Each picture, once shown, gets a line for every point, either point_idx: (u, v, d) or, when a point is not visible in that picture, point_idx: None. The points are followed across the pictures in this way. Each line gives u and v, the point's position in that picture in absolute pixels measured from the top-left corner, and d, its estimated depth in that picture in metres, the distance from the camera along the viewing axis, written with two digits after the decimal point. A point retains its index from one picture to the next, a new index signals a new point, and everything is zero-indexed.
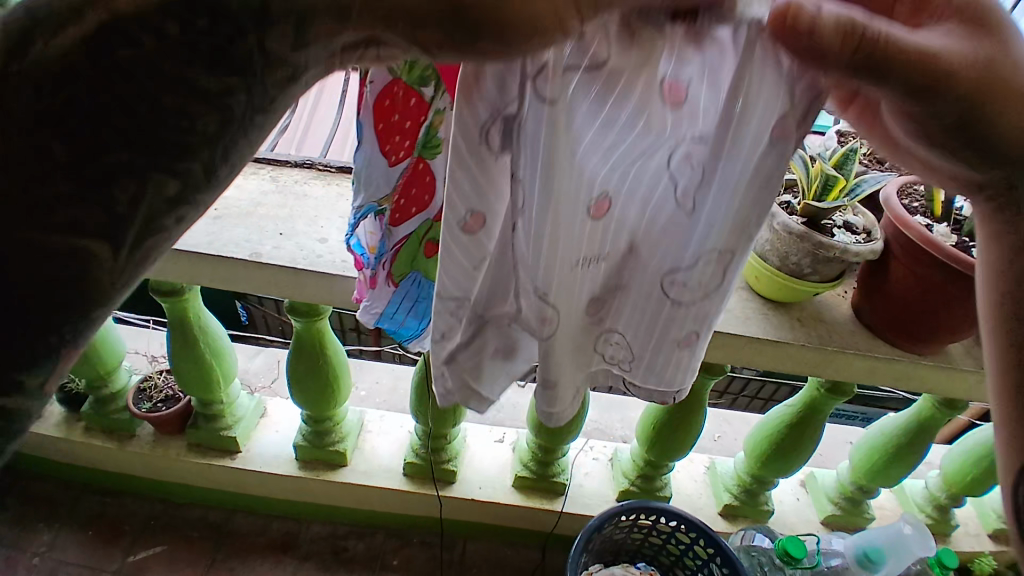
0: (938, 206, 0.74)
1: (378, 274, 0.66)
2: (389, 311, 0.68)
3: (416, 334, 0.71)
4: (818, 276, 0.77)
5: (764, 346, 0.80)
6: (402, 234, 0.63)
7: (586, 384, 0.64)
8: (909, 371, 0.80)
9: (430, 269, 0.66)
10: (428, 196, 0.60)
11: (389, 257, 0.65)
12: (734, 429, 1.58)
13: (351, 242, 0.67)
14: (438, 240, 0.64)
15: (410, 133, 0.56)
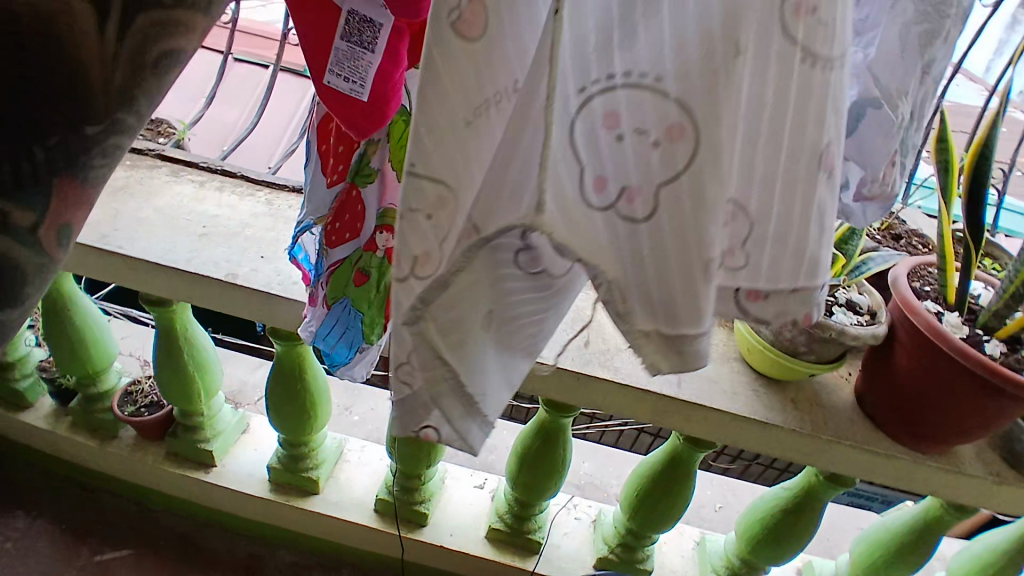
0: (951, 293, 0.67)
1: (318, 292, 0.63)
2: (321, 334, 0.63)
3: (347, 363, 0.65)
4: (813, 355, 0.71)
5: (750, 427, 0.73)
6: (338, 257, 0.59)
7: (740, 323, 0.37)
8: (909, 470, 0.73)
9: (359, 299, 0.59)
10: (360, 223, 0.57)
11: (326, 277, 0.61)
12: (738, 499, 1.48)
13: (299, 257, 0.70)
14: (367, 270, 0.58)
15: (344, 157, 0.56)
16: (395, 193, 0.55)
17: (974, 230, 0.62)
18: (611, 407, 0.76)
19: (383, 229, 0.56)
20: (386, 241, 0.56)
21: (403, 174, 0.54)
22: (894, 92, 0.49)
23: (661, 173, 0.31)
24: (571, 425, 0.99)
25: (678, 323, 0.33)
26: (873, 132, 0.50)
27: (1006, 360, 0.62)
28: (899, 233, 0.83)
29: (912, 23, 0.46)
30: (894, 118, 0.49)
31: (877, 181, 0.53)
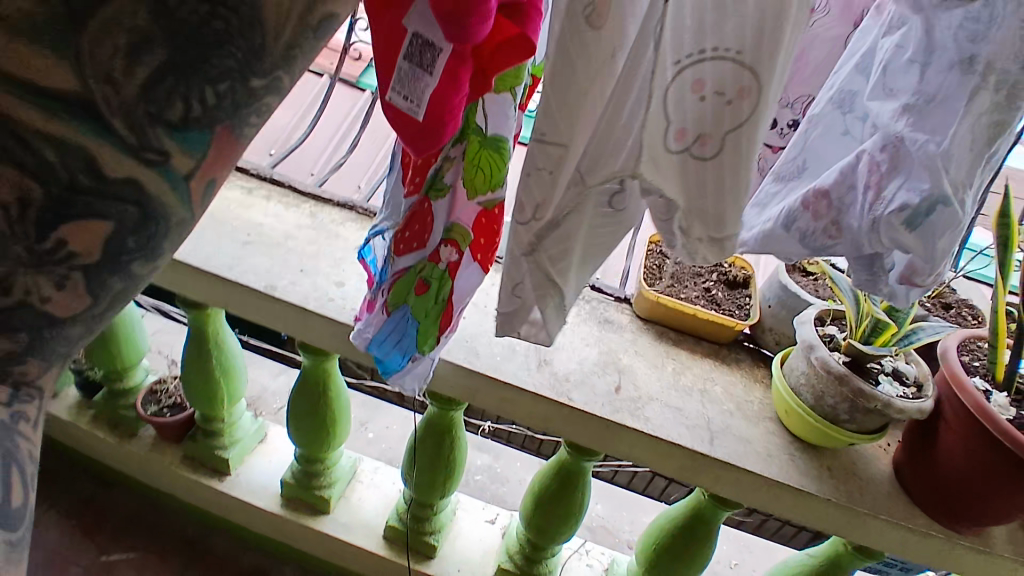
0: (1001, 369, 0.62)
1: (377, 297, 0.62)
2: (377, 338, 0.61)
3: (399, 372, 0.61)
4: (855, 426, 0.68)
5: (781, 491, 0.70)
6: (403, 265, 0.58)
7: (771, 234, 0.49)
8: (948, 553, 0.69)
9: (418, 307, 0.58)
10: (428, 234, 0.56)
11: (387, 284, 0.60)
12: (754, 557, 1.42)
13: (367, 258, 0.64)
14: (428, 280, 0.57)
15: (420, 171, 0.55)
16: (463, 210, 0.54)
17: None
18: (636, 456, 0.74)
19: (448, 244, 0.55)
20: (449, 256, 0.55)
21: (472, 193, 0.52)
22: (961, 182, 0.41)
23: (728, 122, 0.42)
24: (592, 469, 0.96)
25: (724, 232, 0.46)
26: (936, 222, 0.41)
27: None
28: (949, 302, 0.80)
29: (984, 112, 0.39)
30: (963, 214, 0.41)
31: (931, 277, 0.43)
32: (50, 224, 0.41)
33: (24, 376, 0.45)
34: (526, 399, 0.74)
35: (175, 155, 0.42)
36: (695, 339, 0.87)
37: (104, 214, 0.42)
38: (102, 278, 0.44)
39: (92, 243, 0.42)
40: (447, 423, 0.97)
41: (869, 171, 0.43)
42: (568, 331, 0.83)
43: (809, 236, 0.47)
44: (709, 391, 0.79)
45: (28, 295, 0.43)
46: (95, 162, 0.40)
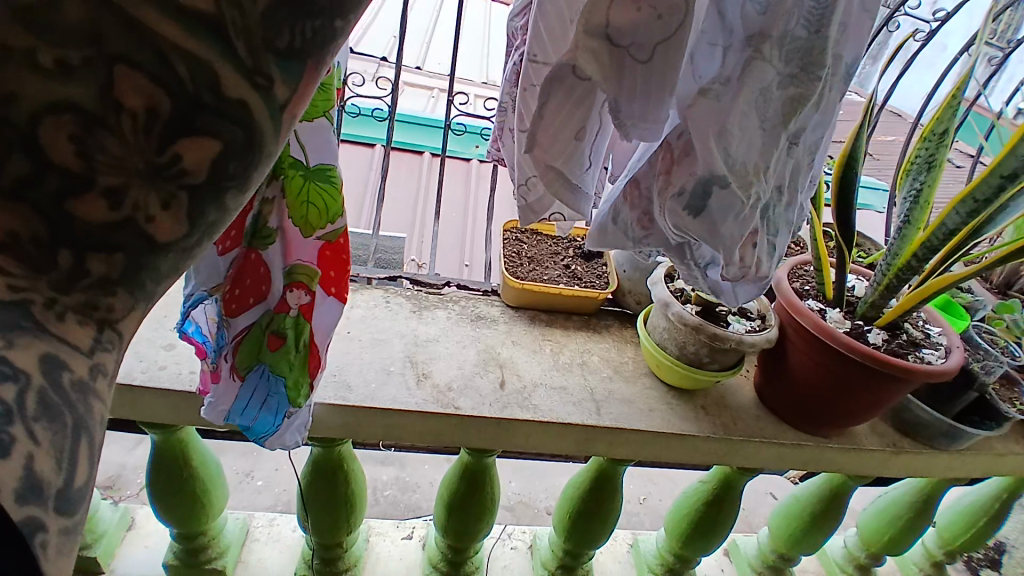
0: (829, 288, 0.71)
1: (220, 365, 0.54)
2: (237, 407, 0.54)
3: (274, 434, 0.56)
4: (717, 364, 0.72)
5: (669, 440, 0.73)
6: (242, 325, 0.51)
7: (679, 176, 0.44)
8: (817, 457, 0.76)
9: (277, 363, 0.52)
10: (266, 285, 0.50)
11: (229, 349, 0.52)
12: (659, 488, 1.52)
13: (189, 331, 0.56)
14: (282, 332, 0.51)
15: (235, 223, 0.47)
16: (303, 249, 0.48)
17: (846, 232, 0.66)
18: (531, 446, 0.73)
19: (294, 287, 0.49)
20: (299, 299, 0.50)
21: (308, 230, 0.47)
22: (752, 165, 0.42)
23: (660, 34, 0.38)
24: (495, 462, 0.95)
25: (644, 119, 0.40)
26: (724, 212, 0.43)
27: (888, 346, 0.66)
28: None
29: (775, 85, 0.39)
30: (745, 198, 0.43)
31: (732, 263, 0.46)
32: (165, 133, 0.23)
33: (110, 315, 0.25)
34: (412, 421, 0.69)
35: (284, 84, 0.23)
36: (566, 314, 0.88)
37: (225, 131, 0.23)
38: (207, 204, 0.25)
39: (208, 164, 0.24)
40: (336, 458, 0.90)
41: (662, 155, 0.46)
42: (442, 337, 0.80)
43: (630, 232, 0.52)
44: (587, 363, 0.80)
45: (130, 215, 0.24)
46: (215, 80, 0.22)
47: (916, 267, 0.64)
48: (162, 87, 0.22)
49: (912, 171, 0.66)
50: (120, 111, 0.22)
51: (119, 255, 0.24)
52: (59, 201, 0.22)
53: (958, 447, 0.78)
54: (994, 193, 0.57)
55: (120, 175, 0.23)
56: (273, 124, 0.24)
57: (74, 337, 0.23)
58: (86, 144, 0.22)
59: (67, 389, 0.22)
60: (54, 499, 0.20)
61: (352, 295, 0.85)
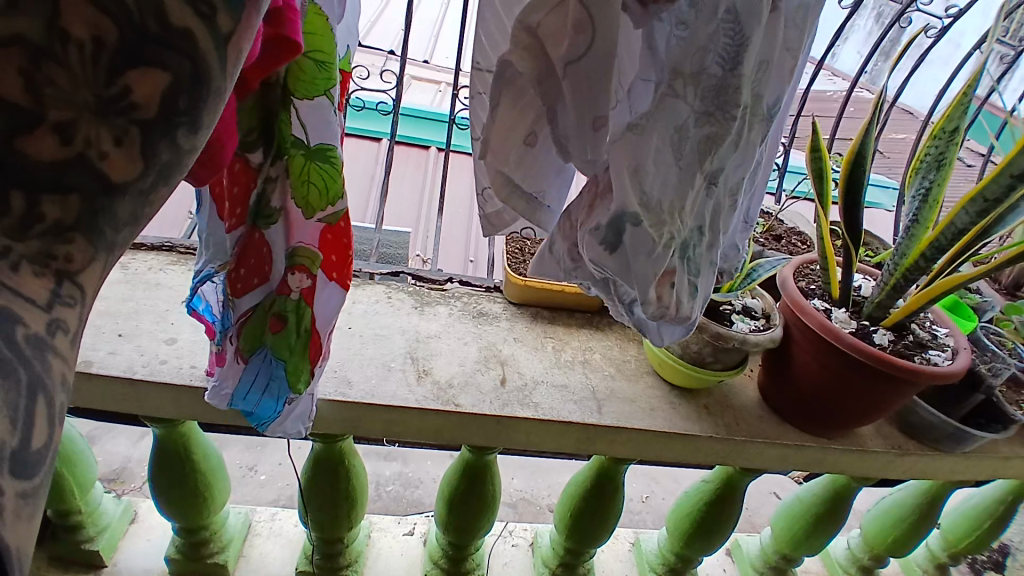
0: (835, 288, 0.70)
1: (227, 348, 0.53)
2: (240, 390, 0.54)
3: (275, 420, 0.55)
4: (720, 363, 0.72)
5: (671, 439, 0.72)
6: (246, 306, 0.51)
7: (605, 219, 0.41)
8: (820, 458, 0.75)
9: (279, 346, 0.52)
10: (268, 266, 0.49)
11: (235, 332, 0.52)
12: (662, 487, 1.51)
13: (199, 308, 0.56)
14: (283, 315, 0.50)
15: (239, 199, 0.47)
16: (304, 232, 0.48)
17: (853, 229, 0.65)
18: (531, 443, 0.72)
19: (296, 270, 0.49)
20: (300, 283, 0.49)
21: (310, 212, 0.47)
22: (671, 206, 0.39)
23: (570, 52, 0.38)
24: (497, 460, 0.95)
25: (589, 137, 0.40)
26: (641, 252, 0.40)
27: (895, 347, 0.65)
28: (779, 234, 0.93)
29: (691, 122, 0.37)
30: (661, 238, 0.40)
31: (650, 304, 0.43)
32: (112, 66, 0.27)
33: (68, 266, 0.28)
34: (411, 417, 0.69)
35: (226, 13, 0.28)
36: (568, 312, 0.88)
37: (171, 61, 0.28)
38: (159, 141, 0.29)
39: (157, 96, 0.28)
40: (337, 453, 0.90)
41: (587, 193, 0.43)
42: (443, 333, 0.80)
43: (564, 264, 0.47)
44: (589, 361, 0.80)
45: (82, 150, 0.27)
46: (160, 6, 0.27)
47: (924, 267, 0.63)
48: (106, 16, 0.26)
49: (921, 169, 0.65)
50: (67, 41, 0.26)
51: (73, 197, 0.28)
52: (11, 139, 0.26)
53: (963, 450, 0.77)
54: (1005, 193, 0.57)
55: (70, 109, 0.27)
56: (217, 54, 0.28)
57: (32, 293, 0.26)
58: (34, 77, 0.26)
59: (22, 347, 0.24)
60: (9, 460, 0.23)
61: (355, 291, 0.84)
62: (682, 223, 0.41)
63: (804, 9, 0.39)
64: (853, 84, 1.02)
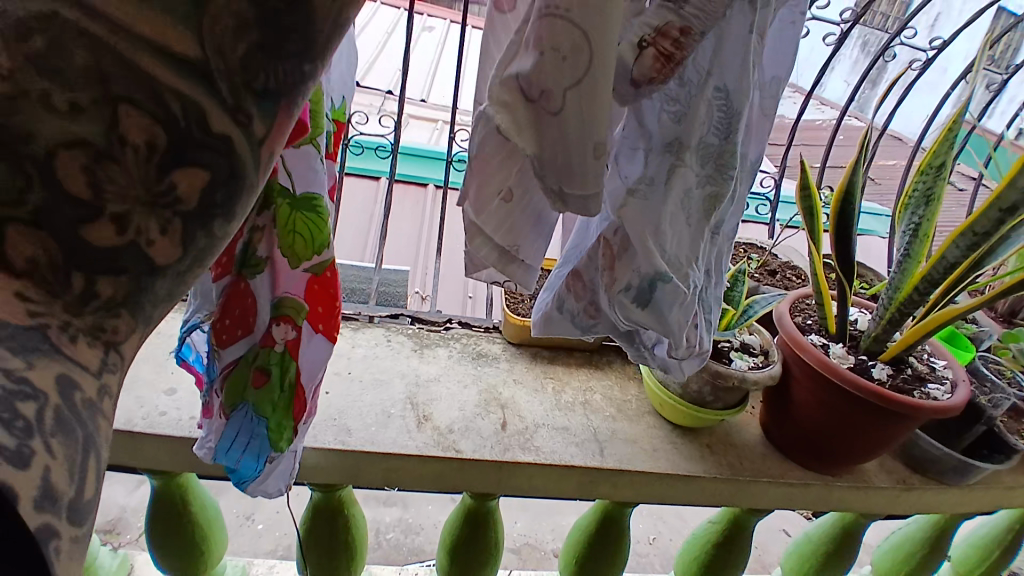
0: (832, 322, 0.70)
1: (213, 401, 0.54)
2: (222, 445, 0.53)
3: (256, 478, 0.55)
4: (721, 403, 0.72)
5: (675, 482, 0.72)
6: (230, 358, 0.51)
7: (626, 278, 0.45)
8: (827, 496, 0.74)
9: (262, 402, 0.51)
10: (253, 317, 0.49)
11: (219, 383, 0.52)
12: (668, 526, 1.48)
13: (189, 359, 0.58)
14: (266, 368, 0.50)
15: (227, 252, 0.48)
16: (290, 281, 0.48)
17: (847, 265, 0.66)
18: (534, 489, 0.71)
19: (280, 322, 0.49)
20: (285, 334, 0.49)
21: (295, 260, 0.47)
22: (684, 260, 0.44)
23: (569, 77, 0.33)
24: (500, 505, 0.93)
25: (576, 177, 0.36)
26: (670, 301, 0.45)
27: (893, 381, 0.65)
28: (774, 268, 0.94)
29: (695, 186, 0.42)
30: (685, 288, 0.44)
31: (681, 346, 0.47)
32: (162, 165, 0.26)
33: (115, 337, 0.27)
34: (411, 465, 0.68)
35: (261, 121, 0.27)
36: (568, 352, 0.88)
37: (211, 161, 0.26)
38: (198, 230, 0.28)
39: (198, 192, 0.27)
40: (337, 503, 0.89)
41: (605, 253, 0.46)
42: (443, 377, 0.80)
43: (578, 320, 0.52)
44: (590, 403, 0.79)
45: (133, 239, 0.26)
46: (202, 117, 0.26)
47: (918, 300, 0.64)
48: (157, 122, 0.25)
49: (910, 206, 0.66)
50: (124, 144, 0.25)
51: (123, 278, 0.27)
52: (74, 227, 0.25)
53: (969, 481, 0.76)
54: (994, 227, 0.58)
55: (123, 203, 0.26)
56: (253, 156, 0.27)
57: (84, 358, 0.26)
58: (96, 174, 0.25)
59: (75, 408, 0.24)
60: (67, 509, 0.22)
61: (354, 335, 0.84)
62: (695, 270, 0.45)
63: (777, 83, 0.43)
64: (842, 113, 1.04)
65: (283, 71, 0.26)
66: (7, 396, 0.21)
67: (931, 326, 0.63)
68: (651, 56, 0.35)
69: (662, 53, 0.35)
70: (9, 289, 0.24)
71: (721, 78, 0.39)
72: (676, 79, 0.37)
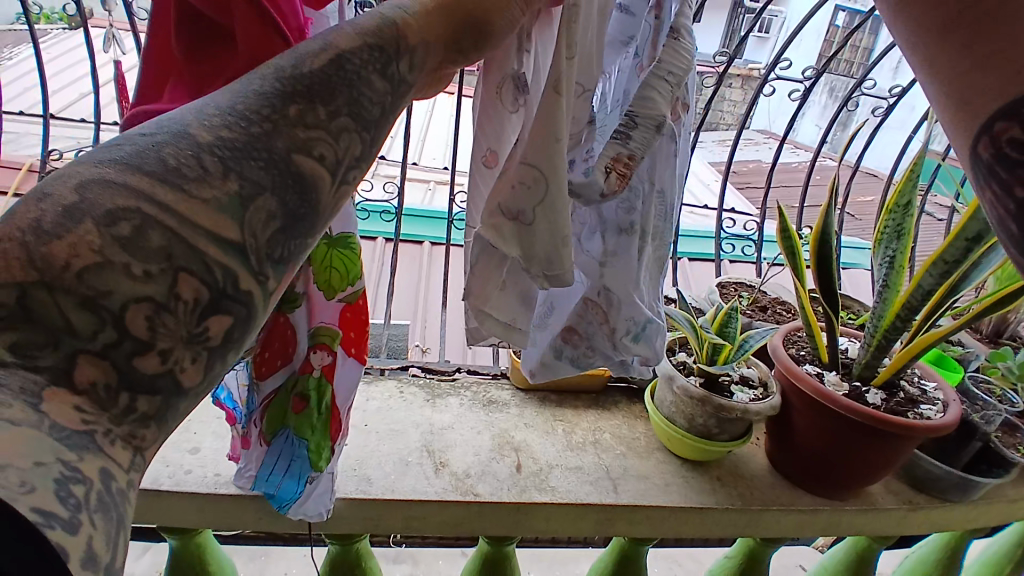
0: (824, 351, 0.74)
1: (252, 430, 0.59)
2: (263, 472, 0.59)
3: (296, 501, 0.60)
4: (726, 434, 0.74)
5: (688, 514, 0.74)
6: (269, 389, 0.56)
7: (624, 322, 0.56)
8: (838, 521, 0.77)
9: (301, 425, 0.56)
10: (292, 348, 0.54)
11: (258, 413, 0.57)
12: (684, 569, 1.47)
13: (221, 397, 0.62)
14: (306, 394, 0.55)
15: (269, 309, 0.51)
16: (325, 312, 0.53)
17: (832, 301, 0.70)
18: (552, 530, 0.73)
19: (318, 348, 0.54)
20: (322, 360, 0.54)
21: (331, 293, 0.52)
22: (649, 303, 0.57)
23: (533, 200, 0.44)
24: (515, 550, 0.94)
25: (553, 267, 0.46)
26: (655, 334, 0.58)
27: (887, 405, 0.68)
28: (765, 304, 0.98)
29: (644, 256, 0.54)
30: (660, 323, 0.58)
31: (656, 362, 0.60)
32: (201, 313, 0.26)
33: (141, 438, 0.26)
34: (431, 510, 0.70)
35: (276, 278, 0.29)
36: (575, 394, 0.91)
37: (233, 308, 0.27)
38: (217, 360, 0.27)
39: (222, 332, 0.27)
40: (355, 556, 0.89)
41: (596, 310, 0.56)
42: (456, 424, 0.82)
43: (576, 360, 0.59)
44: (600, 441, 0.82)
45: (170, 367, 0.26)
46: (233, 275, 0.27)
47: (903, 325, 0.68)
48: (207, 285, 0.26)
49: (884, 240, 0.70)
50: (178, 299, 0.25)
51: (158, 396, 0.26)
52: (128, 359, 0.24)
53: (972, 498, 0.79)
54: (963, 254, 0.62)
55: (167, 340, 0.25)
56: (263, 299, 0.28)
57: (117, 455, 0.24)
58: (154, 325, 0.25)
59: (112, 493, 0.23)
60: None
61: (367, 388, 0.87)
62: (658, 312, 0.59)
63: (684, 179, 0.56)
64: (816, 154, 1.09)
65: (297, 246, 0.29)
66: (60, 479, 0.21)
67: (899, 357, 0.69)
68: (615, 177, 0.47)
69: (621, 173, 0.47)
70: (69, 404, 0.23)
71: (655, 187, 0.52)
72: (625, 188, 0.50)
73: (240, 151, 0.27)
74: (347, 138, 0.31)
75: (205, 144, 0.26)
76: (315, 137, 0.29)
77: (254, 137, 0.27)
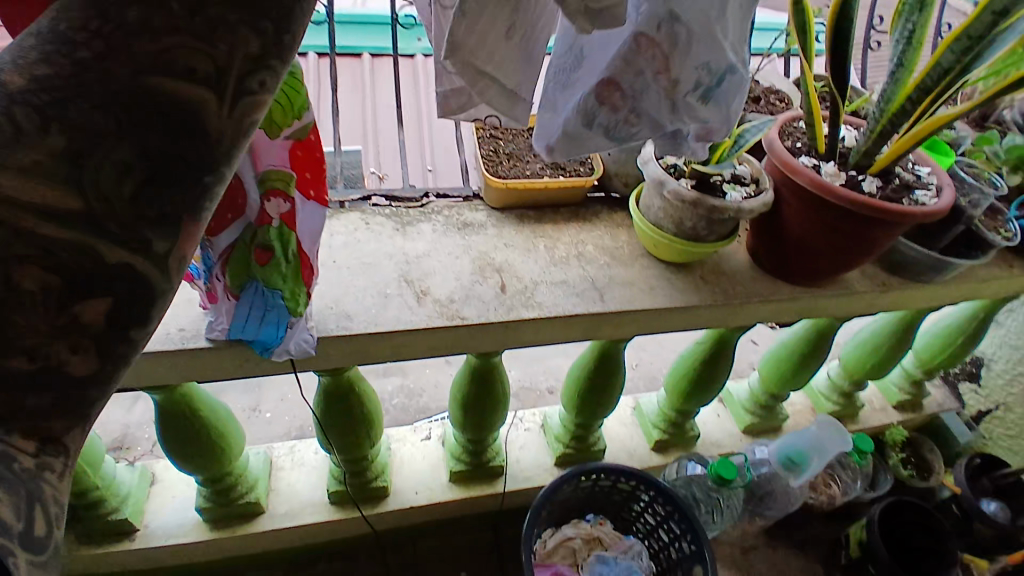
0: (822, 143, 0.70)
1: (215, 286, 0.54)
2: (236, 324, 0.55)
3: (280, 344, 0.57)
4: (714, 235, 0.72)
5: (673, 313, 0.75)
6: (224, 245, 0.49)
7: (695, 68, 0.43)
8: (816, 304, 0.79)
9: (269, 278, 0.51)
10: (241, 199, 0.47)
11: (218, 269, 0.51)
12: (650, 352, 1.58)
13: None
14: (268, 245, 0.49)
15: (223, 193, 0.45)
16: (272, 153, 0.45)
17: (840, 85, 0.64)
18: (542, 339, 0.74)
19: (272, 196, 0.47)
20: (279, 209, 0.48)
21: (276, 130, 0.44)
22: (738, 46, 0.44)
23: None
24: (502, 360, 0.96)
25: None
26: (732, 89, 0.45)
27: (882, 193, 0.66)
28: (757, 95, 0.91)
29: None
30: (745, 78, 0.45)
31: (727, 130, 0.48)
32: (62, 299, 0.25)
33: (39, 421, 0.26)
34: (419, 336, 0.69)
35: (160, 240, 0.27)
36: (554, 208, 0.86)
37: (115, 288, 0.27)
38: (115, 341, 0.27)
39: (105, 317, 0.27)
40: (346, 383, 0.91)
41: (653, 54, 0.42)
42: (432, 251, 0.78)
43: (612, 131, 0.46)
44: (583, 253, 0.80)
45: (46, 363, 0.26)
46: (96, 254, 0.26)
47: (909, 111, 0.63)
48: (56, 271, 0.25)
49: (904, 11, 0.62)
50: (22, 292, 0.24)
51: (47, 389, 0.26)
52: None
53: (944, 277, 0.81)
54: (987, 30, 0.56)
55: (38, 335, 0.25)
56: (161, 273, 0.28)
57: (20, 444, 0.25)
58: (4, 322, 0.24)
59: (17, 474, 0.24)
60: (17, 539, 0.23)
61: (329, 223, 0.81)
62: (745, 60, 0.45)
63: None
64: None
65: (181, 197, 0.27)
66: None
67: (906, 140, 0.64)
68: None
69: None
70: None
71: None
72: None
73: (65, 96, 0.24)
74: (224, 34, 0.26)
75: (16, 94, 0.24)
76: (178, 46, 0.25)
77: (82, 66, 0.25)
